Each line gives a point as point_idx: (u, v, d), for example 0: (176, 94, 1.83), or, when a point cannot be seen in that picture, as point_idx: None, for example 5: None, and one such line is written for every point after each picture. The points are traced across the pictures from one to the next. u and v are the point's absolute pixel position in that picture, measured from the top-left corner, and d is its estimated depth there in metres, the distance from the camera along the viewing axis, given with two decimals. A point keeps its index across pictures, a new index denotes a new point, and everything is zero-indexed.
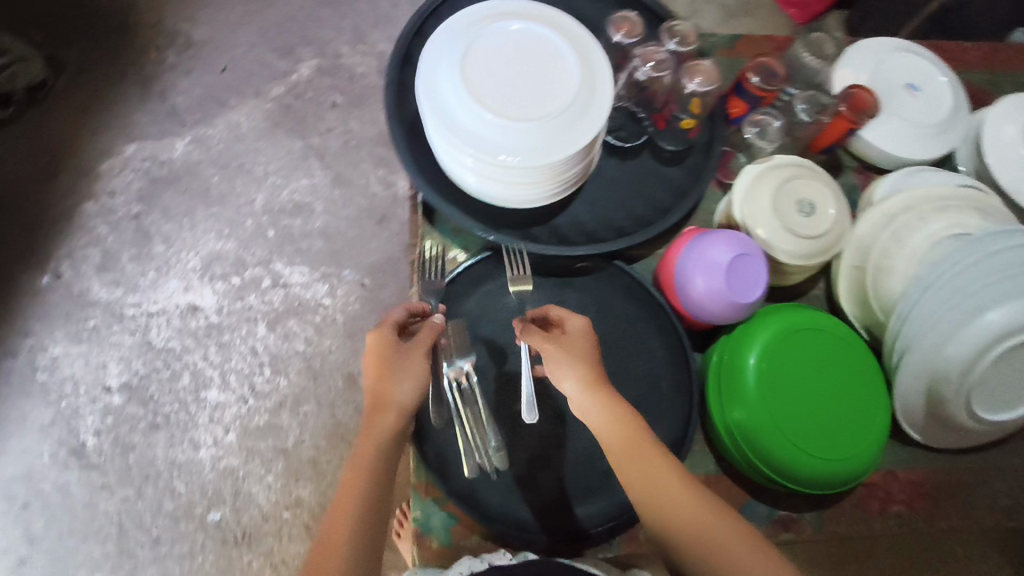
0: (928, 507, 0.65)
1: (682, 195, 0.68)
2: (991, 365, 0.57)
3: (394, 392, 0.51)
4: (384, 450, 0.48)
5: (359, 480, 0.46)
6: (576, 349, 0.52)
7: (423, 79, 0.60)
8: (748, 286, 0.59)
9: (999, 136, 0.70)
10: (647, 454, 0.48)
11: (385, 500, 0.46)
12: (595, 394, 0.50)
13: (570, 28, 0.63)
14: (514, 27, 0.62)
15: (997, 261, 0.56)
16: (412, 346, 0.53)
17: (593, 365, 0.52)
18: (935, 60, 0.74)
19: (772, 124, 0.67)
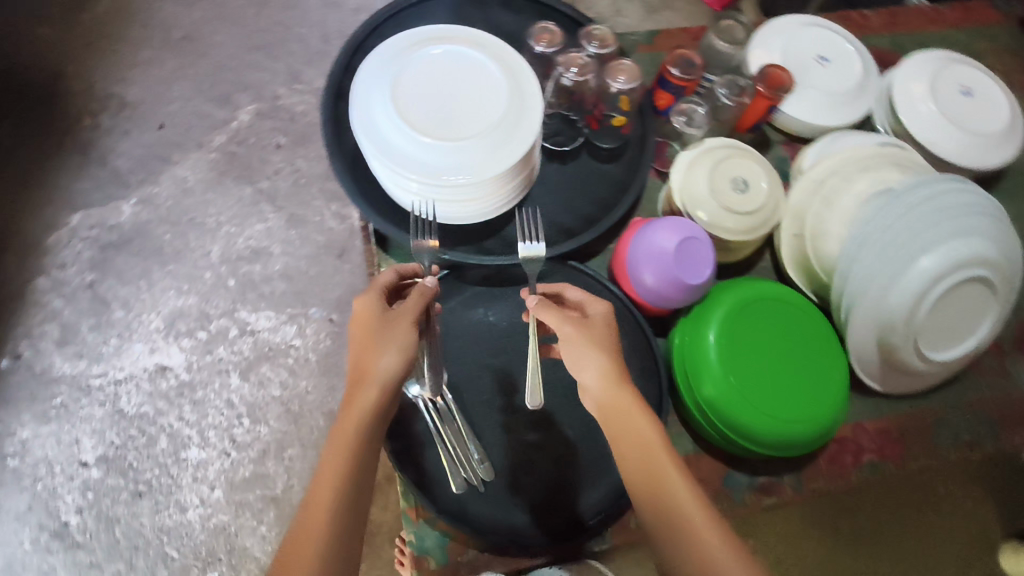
0: (897, 452, 0.67)
1: (625, 189, 0.71)
2: (932, 307, 0.61)
3: (377, 364, 0.50)
4: (366, 426, 0.47)
5: (339, 461, 0.46)
6: (593, 330, 0.53)
7: (357, 119, 0.61)
8: (696, 267, 0.62)
9: (909, 95, 0.75)
10: (648, 451, 0.47)
11: (365, 483, 0.46)
12: (610, 387, 0.50)
13: (490, 44, 0.65)
14: (437, 52, 0.64)
15: (921, 210, 0.60)
16: (397, 313, 0.52)
17: (610, 349, 0.52)
18: (839, 30, 0.78)
19: (697, 111, 0.71)
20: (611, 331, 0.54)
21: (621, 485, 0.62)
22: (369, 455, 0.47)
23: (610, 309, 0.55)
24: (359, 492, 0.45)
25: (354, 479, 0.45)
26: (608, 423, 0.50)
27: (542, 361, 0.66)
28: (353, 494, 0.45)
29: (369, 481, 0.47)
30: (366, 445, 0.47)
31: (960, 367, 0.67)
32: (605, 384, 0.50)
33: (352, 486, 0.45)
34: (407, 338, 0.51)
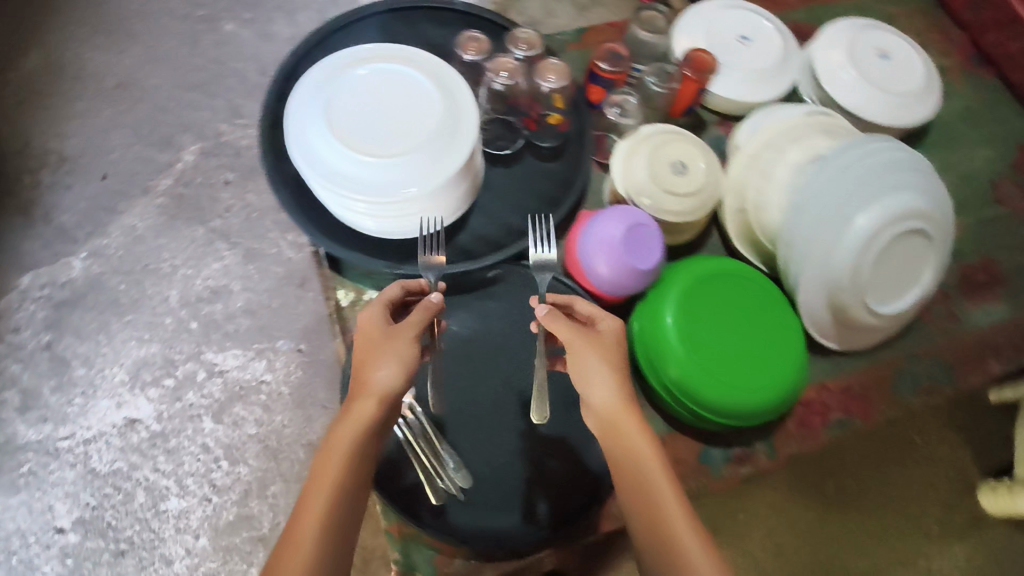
0: (861, 406, 0.69)
1: (570, 185, 0.72)
2: (874, 264, 0.63)
3: (377, 375, 0.51)
4: (364, 434, 0.49)
5: (332, 466, 0.46)
6: (602, 345, 0.54)
7: (298, 152, 0.62)
8: (646, 253, 0.63)
9: (829, 65, 0.78)
10: (646, 472, 0.48)
11: (357, 492, 0.47)
12: (616, 406, 0.51)
13: (416, 56, 0.65)
14: (363, 72, 0.64)
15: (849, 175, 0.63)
16: (400, 328, 0.54)
17: (619, 365, 0.54)
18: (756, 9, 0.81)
19: (630, 101, 0.73)
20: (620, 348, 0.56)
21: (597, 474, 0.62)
22: (363, 464, 0.48)
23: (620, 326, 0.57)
24: (350, 499, 0.46)
25: (347, 486, 0.46)
26: (609, 440, 0.51)
27: (507, 362, 0.66)
28: (345, 501, 0.45)
29: (362, 489, 0.48)
30: (362, 454, 0.48)
31: (910, 318, 0.69)
32: (613, 400, 0.51)
33: (344, 492, 0.46)
34: (409, 353, 0.53)
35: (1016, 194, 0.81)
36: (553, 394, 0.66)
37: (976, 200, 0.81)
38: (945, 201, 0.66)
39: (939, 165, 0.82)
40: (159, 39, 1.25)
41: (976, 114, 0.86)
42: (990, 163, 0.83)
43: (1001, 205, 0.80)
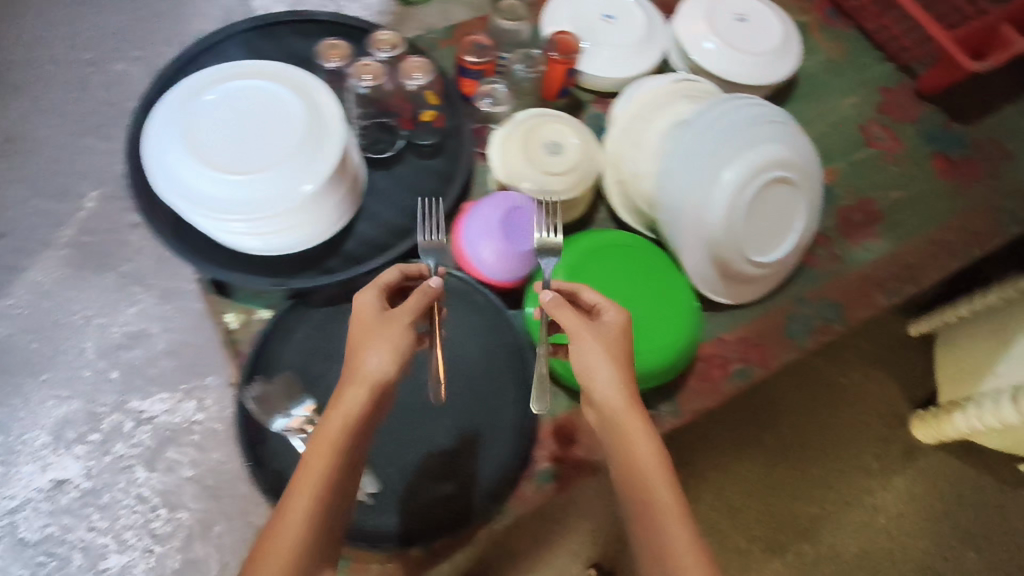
0: (759, 353, 0.71)
1: (452, 178, 0.73)
2: (747, 214, 0.65)
3: (368, 361, 0.50)
4: (353, 426, 0.48)
5: (317, 460, 0.46)
6: (606, 338, 0.55)
7: (165, 183, 0.61)
8: (525, 234, 0.65)
9: (691, 34, 0.81)
10: (646, 468, 0.49)
11: (341, 487, 0.47)
12: (622, 401, 0.52)
13: (264, 67, 0.65)
14: (210, 96, 0.62)
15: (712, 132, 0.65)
16: (394, 315, 0.53)
17: (624, 357, 0.55)
18: None
19: (500, 90, 0.74)
20: (623, 337, 0.56)
21: (501, 458, 0.64)
22: (349, 459, 0.47)
23: (626, 321, 0.57)
24: (333, 495, 0.46)
25: (332, 482, 0.46)
26: (612, 433, 0.52)
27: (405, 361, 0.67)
28: (330, 498, 0.45)
29: (346, 481, 0.47)
30: (348, 447, 0.47)
31: (792, 263, 0.72)
32: (615, 394, 0.52)
33: (330, 488, 0.45)
34: (403, 341, 0.52)
35: (884, 135, 0.86)
36: (452, 386, 0.66)
37: (848, 145, 0.85)
38: (806, 148, 0.69)
39: (807, 117, 0.86)
40: (45, 86, 1.20)
41: (840, 65, 0.90)
42: (857, 110, 0.88)
43: (870, 147, 0.85)
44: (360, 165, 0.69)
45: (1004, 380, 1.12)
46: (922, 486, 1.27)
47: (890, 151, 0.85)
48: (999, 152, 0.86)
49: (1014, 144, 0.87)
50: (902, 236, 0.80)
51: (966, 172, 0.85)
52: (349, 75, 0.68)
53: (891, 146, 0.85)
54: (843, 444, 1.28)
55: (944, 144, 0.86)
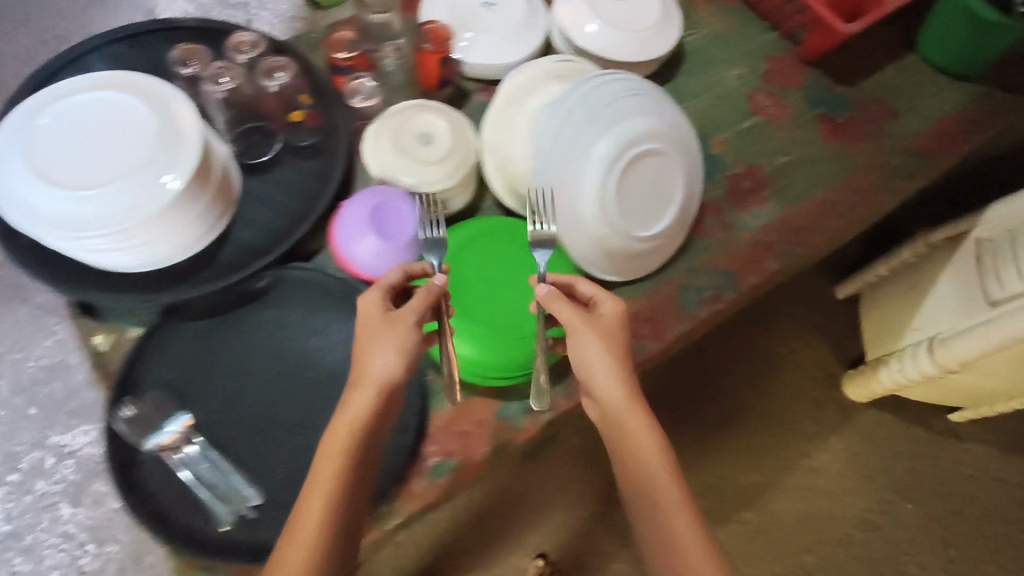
0: (651, 328, 0.72)
1: (331, 176, 0.71)
2: (621, 187, 0.65)
3: (375, 364, 0.56)
4: (364, 426, 0.55)
5: (334, 459, 0.54)
6: (604, 331, 0.62)
7: (13, 214, 0.58)
8: (400, 227, 0.65)
9: (570, 16, 0.81)
10: (642, 452, 0.61)
11: (357, 476, 0.55)
12: (624, 397, 0.61)
13: (103, 80, 0.62)
14: (46, 120, 0.60)
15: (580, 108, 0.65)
16: (396, 316, 0.57)
17: (621, 351, 0.62)
18: None
19: (369, 85, 0.72)
20: (619, 330, 0.63)
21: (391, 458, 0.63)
22: (362, 454, 0.55)
23: (620, 309, 0.64)
24: (351, 484, 0.54)
25: (348, 475, 0.54)
26: (614, 421, 0.62)
27: (291, 368, 0.65)
28: (347, 487, 0.53)
29: (364, 470, 0.55)
30: (361, 444, 0.55)
31: (677, 235, 0.72)
32: (615, 390, 0.61)
33: (347, 480, 0.53)
34: (406, 341, 0.56)
35: (771, 103, 0.87)
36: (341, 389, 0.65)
37: (735, 115, 0.86)
38: (678, 118, 0.70)
39: (694, 91, 0.87)
40: None
41: (725, 36, 0.91)
42: (743, 80, 0.88)
43: (757, 116, 0.86)
44: (230, 165, 0.67)
45: (924, 331, 1.17)
46: (856, 444, 1.30)
47: (776, 118, 0.86)
48: (883, 111, 0.88)
49: (895, 103, 0.89)
50: (791, 200, 0.81)
51: (851, 133, 0.86)
52: (201, 79, 0.67)
53: (779, 113, 0.86)
54: (779, 412, 1.31)
55: (829, 107, 0.88)
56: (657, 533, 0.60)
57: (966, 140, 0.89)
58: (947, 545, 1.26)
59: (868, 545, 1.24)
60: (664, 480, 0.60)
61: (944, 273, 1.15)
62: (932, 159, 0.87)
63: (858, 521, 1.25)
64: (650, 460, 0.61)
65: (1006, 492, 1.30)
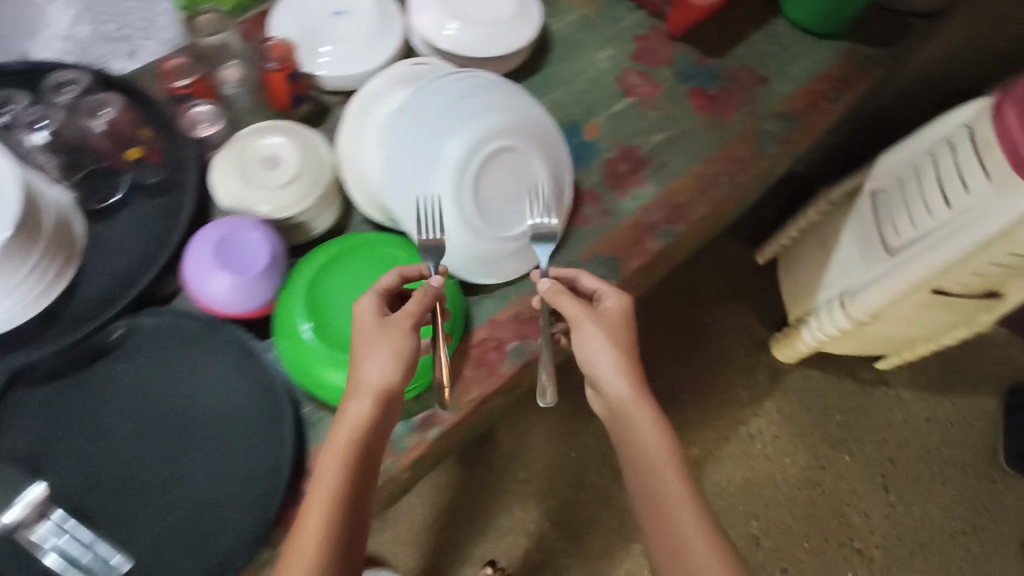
0: (536, 326, 0.70)
1: (180, 212, 0.67)
2: (480, 188, 0.64)
3: (368, 370, 0.56)
4: (365, 431, 0.54)
5: (335, 465, 0.52)
6: (609, 324, 0.64)
7: None
8: (250, 256, 0.61)
9: (422, 19, 0.79)
10: (647, 440, 0.61)
11: (359, 484, 0.53)
12: (630, 386, 0.63)
13: None
14: None
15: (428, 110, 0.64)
16: (393, 320, 0.58)
17: (625, 343, 0.64)
18: None
19: (208, 110, 0.71)
20: (621, 323, 0.65)
21: (260, 502, 0.58)
22: (364, 462, 0.54)
23: (626, 303, 0.66)
24: (354, 490, 0.52)
25: (351, 481, 0.52)
26: (620, 413, 0.63)
27: (156, 419, 0.61)
28: (349, 495, 0.52)
29: (366, 479, 0.54)
30: (362, 452, 0.54)
31: (549, 230, 0.71)
32: (617, 383, 0.63)
33: (348, 486, 0.52)
34: (403, 347, 0.57)
35: (642, 83, 0.86)
36: (210, 435, 0.61)
37: (607, 99, 0.84)
38: (537, 110, 0.69)
39: (563, 78, 0.85)
40: None
41: (591, 20, 0.90)
42: (612, 63, 0.87)
43: (629, 97, 0.85)
44: (64, 206, 0.62)
45: (834, 287, 1.19)
46: (789, 405, 1.32)
47: (648, 97, 0.85)
48: (752, 78, 0.89)
49: (764, 68, 0.90)
50: (668, 178, 0.80)
51: (723, 103, 0.86)
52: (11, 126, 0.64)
53: (651, 92, 0.86)
54: (710, 384, 1.32)
55: (700, 80, 0.87)
56: (664, 530, 0.58)
57: (837, 97, 0.90)
58: (887, 491, 1.28)
59: (812, 502, 1.25)
60: (668, 470, 0.60)
61: (845, 229, 1.17)
62: (805, 120, 0.88)
63: (799, 480, 1.27)
64: (655, 449, 0.61)
65: (934, 431, 1.33)
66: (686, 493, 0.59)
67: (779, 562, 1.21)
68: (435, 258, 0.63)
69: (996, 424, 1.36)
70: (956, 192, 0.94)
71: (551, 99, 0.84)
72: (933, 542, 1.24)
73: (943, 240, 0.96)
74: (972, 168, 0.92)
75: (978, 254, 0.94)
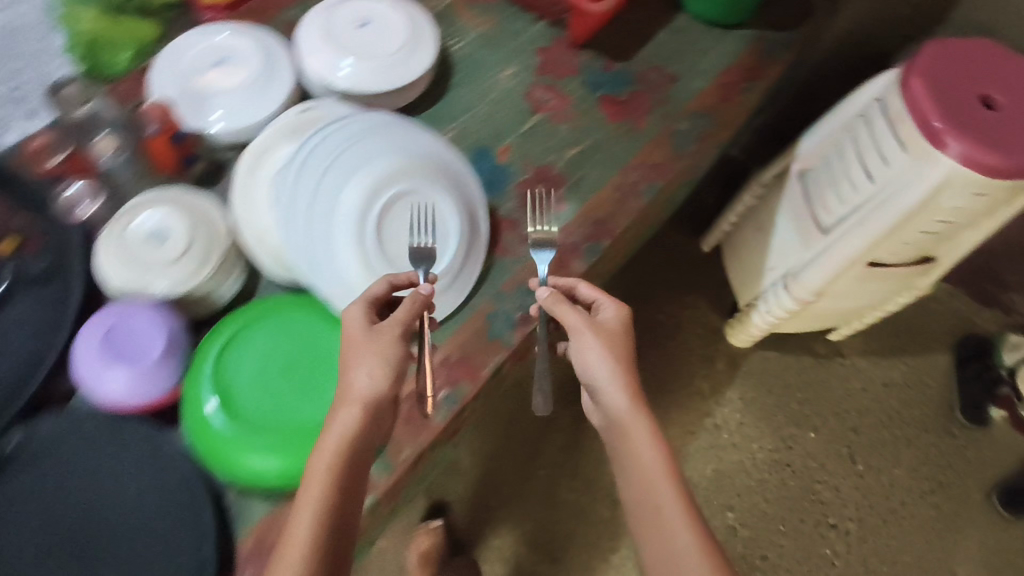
0: (466, 369, 0.67)
1: (69, 298, 0.63)
2: (381, 235, 0.62)
3: (355, 380, 0.54)
4: (353, 442, 0.52)
5: (319, 475, 0.50)
6: (608, 333, 0.65)
7: None
8: (138, 344, 0.57)
9: (314, 59, 0.76)
10: (639, 447, 0.60)
11: (345, 494, 0.51)
12: (627, 392, 0.62)
13: None
14: None
15: (318, 159, 0.62)
16: (381, 329, 0.55)
17: (622, 351, 0.64)
18: (244, 29, 0.76)
19: (84, 186, 0.68)
20: (616, 331, 0.65)
21: None
22: (351, 472, 0.51)
23: (626, 313, 0.66)
24: (339, 502, 0.50)
25: (338, 492, 0.50)
26: (617, 422, 0.62)
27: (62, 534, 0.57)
28: (335, 507, 0.49)
29: (356, 489, 0.51)
30: (350, 462, 0.51)
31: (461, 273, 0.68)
32: (617, 396, 0.62)
33: (335, 496, 0.49)
34: (391, 356, 0.55)
35: (551, 96, 0.84)
36: (124, 544, 0.57)
37: (516, 118, 0.82)
38: (436, 147, 0.67)
39: (470, 102, 0.83)
40: None
41: (493, 37, 0.87)
42: (519, 78, 0.85)
43: (539, 113, 0.82)
44: None
45: (777, 269, 1.19)
46: (750, 390, 1.33)
47: (559, 110, 0.83)
48: (662, 78, 0.87)
49: (673, 66, 0.89)
50: (587, 192, 0.78)
51: (635, 108, 0.84)
52: None
53: (561, 104, 0.83)
54: (668, 380, 1.32)
55: (609, 86, 0.85)
56: (657, 538, 0.57)
57: (748, 86, 0.89)
58: (854, 462, 1.29)
59: (782, 485, 1.26)
60: (662, 478, 0.59)
61: (779, 211, 1.17)
62: (718, 113, 0.87)
63: (768, 464, 1.28)
64: (648, 457, 0.60)
65: (892, 394, 1.35)
66: (677, 502, 0.58)
67: (758, 550, 1.22)
68: (422, 264, 0.60)
69: (948, 382, 1.38)
70: (876, 165, 0.95)
71: (458, 124, 0.81)
72: (904, 505, 1.27)
73: (870, 213, 0.97)
74: (887, 140, 0.93)
75: (905, 222, 0.94)
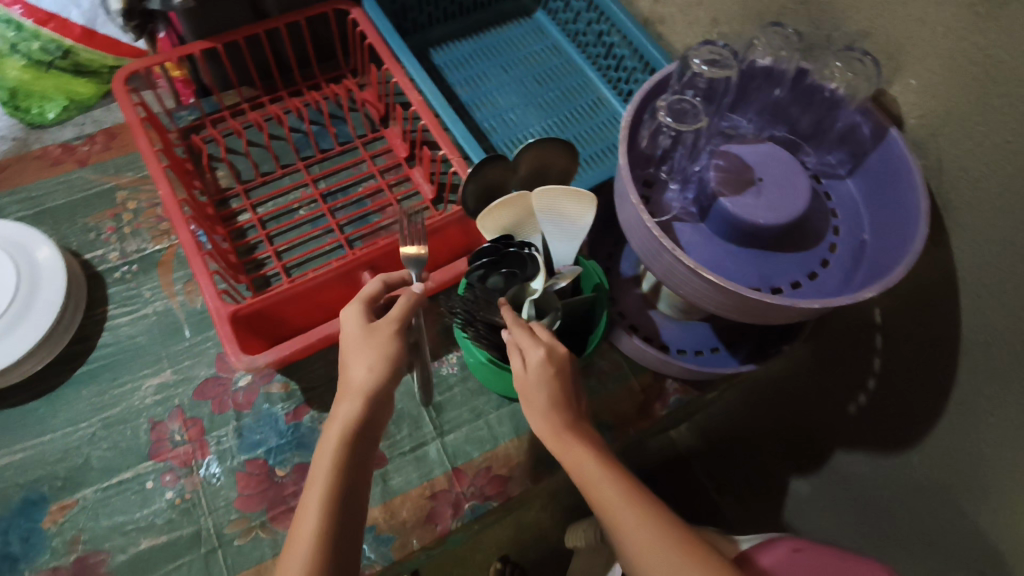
0: None
1: None
2: None
3: (353, 372, 0.46)
4: (356, 437, 0.44)
5: (319, 465, 0.43)
6: (526, 387, 0.49)
7: None
8: None
9: None
10: (607, 488, 0.44)
11: (351, 493, 0.42)
12: (557, 424, 0.48)
13: None
14: None
15: None
16: (379, 327, 0.48)
17: (547, 404, 0.48)
18: None
19: None
20: (533, 375, 0.48)
21: None
22: (365, 450, 0.45)
23: (538, 356, 0.48)
24: (341, 495, 0.42)
25: (347, 471, 0.43)
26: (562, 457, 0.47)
27: None
28: (347, 491, 0.42)
29: (363, 470, 0.44)
30: (359, 448, 0.44)
31: None
32: (543, 425, 0.48)
33: (335, 497, 0.41)
34: (391, 352, 0.48)
35: (185, 435, 0.60)
36: None
37: (115, 459, 0.59)
38: None
39: (83, 410, 0.61)
40: None
41: (175, 323, 0.66)
42: (160, 396, 0.62)
43: (153, 460, 0.59)
44: None
45: None
46: None
47: (181, 466, 0.59)
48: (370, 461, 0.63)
49: (387, 438, 0.64)
50: None
51: (281, 497, 0.58)
52: None
53: (191, 454, 0.60)
54: None
55: (270, 448, 0.60)
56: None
57: (480, 505, 0.61)
58: None
59: None
60: (636, 516, 0.43)
61: None
62: (408, 539, 0.59)
63: None
64: (622, 500, 0.44)
65: None
66: (655, 527, 0.42)
67: None
68: (418, 267, 0.56)
69: None
70: None
71: (42, 444, 0.59)
72: None
73: None
74: None
75: None
